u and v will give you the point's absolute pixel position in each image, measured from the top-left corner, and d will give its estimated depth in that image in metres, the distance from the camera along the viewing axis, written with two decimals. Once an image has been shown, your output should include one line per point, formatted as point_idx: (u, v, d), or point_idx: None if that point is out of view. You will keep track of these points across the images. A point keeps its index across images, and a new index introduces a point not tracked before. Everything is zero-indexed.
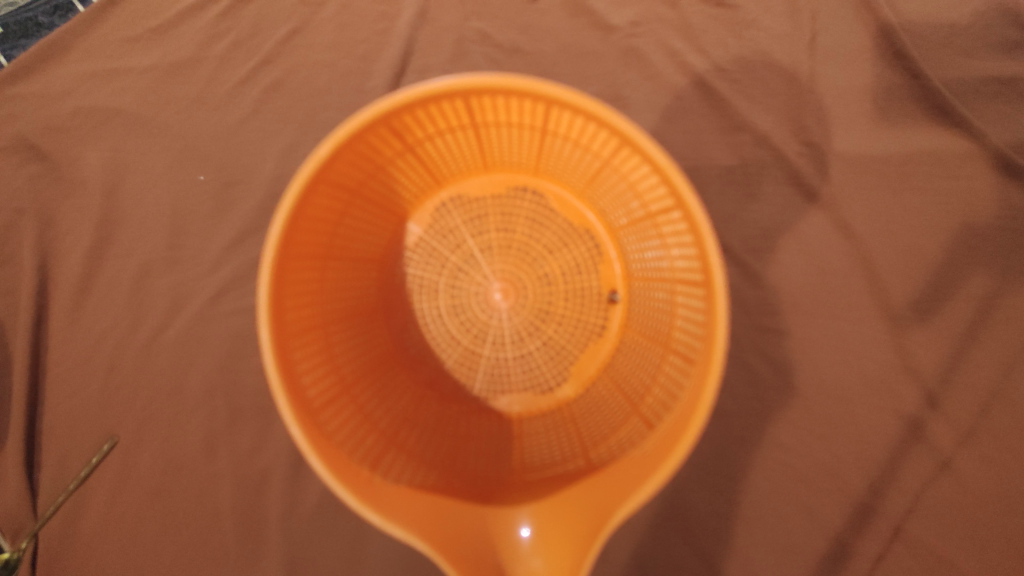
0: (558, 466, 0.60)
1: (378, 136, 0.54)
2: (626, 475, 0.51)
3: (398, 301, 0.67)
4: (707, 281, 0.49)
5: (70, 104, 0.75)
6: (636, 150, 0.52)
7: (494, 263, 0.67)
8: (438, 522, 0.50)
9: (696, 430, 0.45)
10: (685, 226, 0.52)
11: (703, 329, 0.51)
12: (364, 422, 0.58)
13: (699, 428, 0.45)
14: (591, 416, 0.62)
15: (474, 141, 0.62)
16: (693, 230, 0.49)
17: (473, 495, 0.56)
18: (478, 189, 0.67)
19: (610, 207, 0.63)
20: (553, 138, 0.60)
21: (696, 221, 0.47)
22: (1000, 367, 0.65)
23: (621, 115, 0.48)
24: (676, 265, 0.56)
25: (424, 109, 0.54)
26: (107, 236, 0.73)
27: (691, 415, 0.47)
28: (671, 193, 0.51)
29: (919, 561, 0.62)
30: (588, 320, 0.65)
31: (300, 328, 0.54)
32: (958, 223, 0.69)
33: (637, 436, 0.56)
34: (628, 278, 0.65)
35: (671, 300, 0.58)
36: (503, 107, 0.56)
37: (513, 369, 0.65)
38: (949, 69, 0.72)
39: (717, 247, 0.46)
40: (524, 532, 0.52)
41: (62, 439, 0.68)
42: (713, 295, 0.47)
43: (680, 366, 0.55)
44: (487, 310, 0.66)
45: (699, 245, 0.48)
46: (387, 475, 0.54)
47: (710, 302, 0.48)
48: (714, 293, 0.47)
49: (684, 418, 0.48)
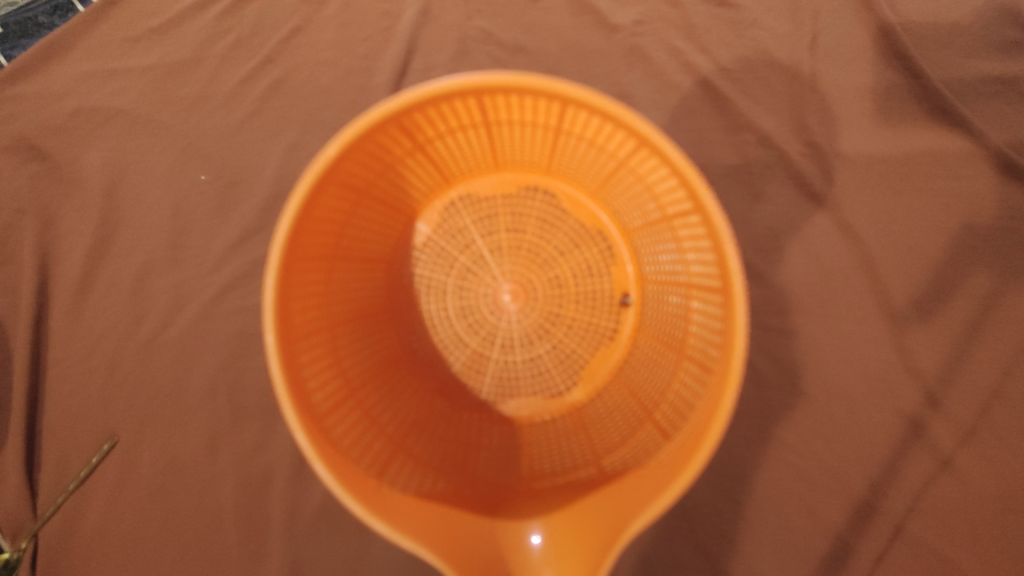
0: (573, 472, 0.60)
1: (387, 134, 0.54)
2: (640, 487, 0.50)
3: (406, 303, 0.66)
4: (726, 287, 0.49)
5: (71, 104, 0.75)
6: (654, 151, 0.52)
7: (504, 264, 0.67)
8: (449, 536, 0.50)
9: (715, 440, 0.45)
10: (704, 230, 0.52)
11: (720, 335, 0.51)
12: (370, 427, 0.57)
13: (719, 436, 0.45)
14: (602, 422, 0.62)
15: (485, 140, 0.62)
16: (712, 234, 0.49)
17: (480, 504, 0.56)
18: (487, 188, 0.67)
19: (624, 208, 0.63)
20: (567, 136, 0.60)
21: (716, 226, 0.47)
22: (1001, 366, 0.65)
23: (639, 115, 0.48)
24: (692, 271, 0.56)
25: (435, 107, 0.54)
26: (108, 236, 0.72)
27: (710, 424, 0.46)
28: (690, 196, 0.51)
29: (919, 561, 0.61)
30: (599, 323, 0.65)
31: (306, 332, 0.54)
32: (960, 223, 0.69)
33: (652, 445, 0.56)
34: (641, 281, 0.65)
35: (686, 305, 0.58)
36: (516, 106, 0.56)
37: (522, 372, 0.65)
38: (950, 69, 0.72)
39: (737, 252, 0.46)
40: (534, 540, 0.52)
41: (61, 440, 0.67)
42: (733, 300, 0.47)
43: (696, 373, 0.55)
44: (495, 312, 0.66)
45: (718, 250, 0.49)
46: (394, 482, 0.54)
47: (729, 306, 0.48)
48: (733, 299, 0.47)
49: (702, 426, 0.48)
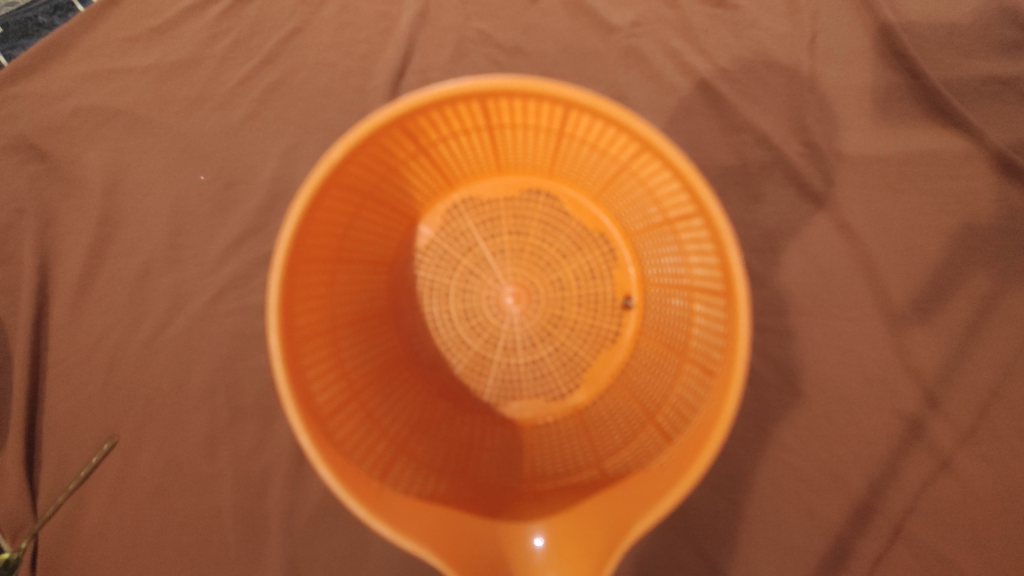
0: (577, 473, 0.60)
1: (392, 137, 0.55)
2: (643, 488, 0.50)
3: (409, 305, 0.66)
4: (729, 290, 0.49)
5: (71, 104, 0.76)
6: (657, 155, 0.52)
7: (506, 266, 0.67)
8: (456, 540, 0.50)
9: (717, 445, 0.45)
10: (707, 234, 0.52)
11: (723, 339, 0.51)
12: (373, 429, 0.57)
13: (720, 441, 0.45)
14: (605, 425, 0.62)
15: (488, 143, 0.62)
16: (715, 238, 0.49)
17: (483, 507, 0.56)
18: (490, 191, 0.67)
19: (626, 211, 0.63)
20: (570, 140, 0.60)
21: (720, 230, 0.47)
22: (999, 367, 0.65)
23: (641, 119, 0.48)
24: (695, 274, 0.57)
25: (439, 111, 0.54)
26: (108, 236, 0.72)
27: (712, 429, 0.46)
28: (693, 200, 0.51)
29: (918, 561, 0.61)
30: (602, 326, 0.65)
31: (310, 334, 0.54)
32: (959, 223, 0.69)
33: (653, 447, 0.56)
34: (643, 284, 0.65)
35: (688, 307, 0.58)
36: (519, 109, 0.56)
37: (525, 374, 0.65)
38: (949, 69, 0.72)
39: (740, 256, 0.46)
40: (537, 543, 0.52)
41: (61, 439, 0.68)
42: (737, 304, 0.47)
43: (698, 376, 0.55)
44: (498, 314, 0.66)
45: (722, 253, 0.48)
46: (397, 484, 0.54)
47: (733, 309, 0.48)
48: (736, 303, 0.47)
49: (704, 430, 0.48)
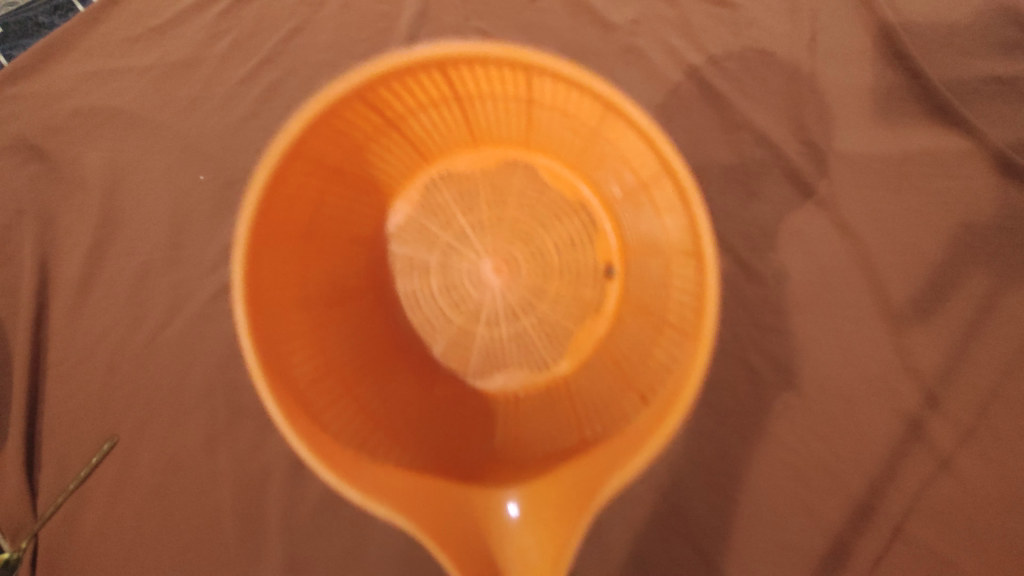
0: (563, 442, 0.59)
1: (354, 111, 0.55)
2: (616, 454, 0.50)
3: (389, 281, 0.67)
4: (700, 251, 0.51)
5: (71, 104, 0.76)
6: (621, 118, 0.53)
7: (486, 238, 0.66)
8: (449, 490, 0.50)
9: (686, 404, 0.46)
10: (677, 194, 0.53)
11: (695, 298, 0.52)
12: (353, 404, 0.58)
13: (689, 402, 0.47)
14: (588, 393, 0.62)
15: (461, 114, 0.62)
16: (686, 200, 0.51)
17: (461, 476, 0.56)
18: (467, 164, 0.67)
19: (604, 177, 0.64)
20: (540, 109, 0.60)
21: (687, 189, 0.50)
22: (999, 367, 0.65)
23: (603, 80, 0.50)
24: (670, 236, 0.57)
25: (399, 82, 0.54)
26: (107, 236, 0.72)
27: (681, 388, 0.48)
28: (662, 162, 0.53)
29: (919, 561, 0.61)
30: (583, 293, 0.65)
31: (281, 309, 0.55)
32: (960, 224, 0.69)
33: (631, 409, 0.56)
34: (623, 251, 0.65)
35: (666, 270, 0.59)
36: (484, 78, 0.56)
37: (507, 347, 0.65)
38: (950, 68, 0.72)
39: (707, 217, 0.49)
40: (511, 510, 0.52)
41: (62, 439, 0.68)
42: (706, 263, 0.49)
43: (676, 339, 0.56)
44: (480, 287, 0.66)
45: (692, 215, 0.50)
46: (374, 456, 0.53)
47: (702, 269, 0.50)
48: (705, 263, 0.49)
49: (675, 389, 0.49)
